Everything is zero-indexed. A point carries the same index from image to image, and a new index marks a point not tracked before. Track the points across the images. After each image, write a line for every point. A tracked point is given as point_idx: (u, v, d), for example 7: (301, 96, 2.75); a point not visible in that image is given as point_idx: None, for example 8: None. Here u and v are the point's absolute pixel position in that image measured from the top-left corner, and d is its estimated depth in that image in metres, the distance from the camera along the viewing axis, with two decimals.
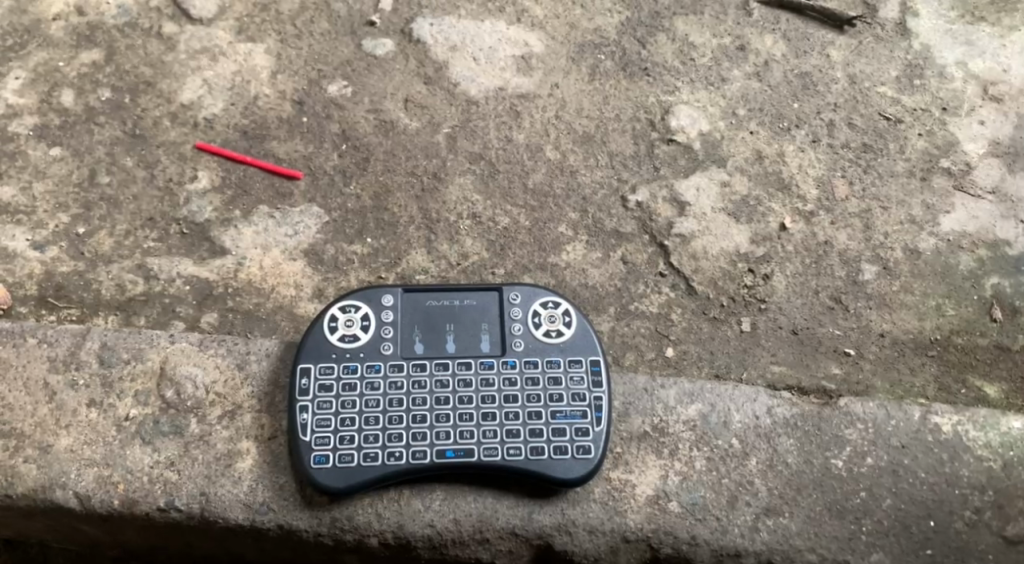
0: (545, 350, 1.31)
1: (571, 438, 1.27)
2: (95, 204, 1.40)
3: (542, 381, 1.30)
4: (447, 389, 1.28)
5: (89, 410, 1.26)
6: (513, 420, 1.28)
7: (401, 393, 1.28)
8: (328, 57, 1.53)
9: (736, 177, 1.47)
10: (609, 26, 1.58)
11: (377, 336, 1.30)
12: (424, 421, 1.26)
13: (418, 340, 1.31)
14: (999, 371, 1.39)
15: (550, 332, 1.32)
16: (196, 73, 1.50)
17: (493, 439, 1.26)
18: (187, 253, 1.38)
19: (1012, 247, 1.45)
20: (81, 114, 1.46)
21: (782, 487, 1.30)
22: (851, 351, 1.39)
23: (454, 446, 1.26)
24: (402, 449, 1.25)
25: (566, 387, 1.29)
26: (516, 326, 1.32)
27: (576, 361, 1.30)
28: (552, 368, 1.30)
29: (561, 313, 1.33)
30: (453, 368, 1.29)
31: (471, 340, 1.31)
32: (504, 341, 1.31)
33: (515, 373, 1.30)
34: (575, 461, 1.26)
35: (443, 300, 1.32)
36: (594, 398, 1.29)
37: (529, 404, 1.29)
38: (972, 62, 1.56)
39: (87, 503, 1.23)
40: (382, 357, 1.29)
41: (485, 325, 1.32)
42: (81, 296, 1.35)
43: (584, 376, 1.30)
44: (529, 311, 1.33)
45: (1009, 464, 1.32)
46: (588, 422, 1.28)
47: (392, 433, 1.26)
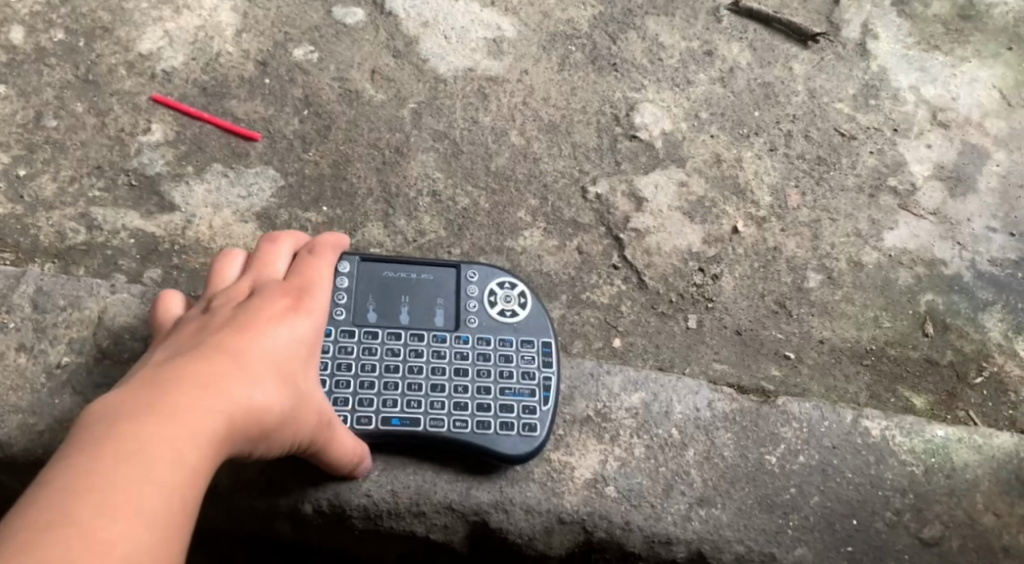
0: (498, 328, 1.29)
1: (517, 415, 1.24)
2: (39, 147, 1.38)
3: (493, 357, 1.27)
4: (398, 358, 1.26)
5: (18, 355, 1.24)
6: (462, 393, 1.25)
7: (350, 359, 1.25)
8: (295, 21, 1.50)
9: (694, 178, 1.48)
10: (581, 18, 1.58)
11: (329, 302, 1.27)
12: (371, 388, 1.24)
13: (370, 308, 1.28)
14: (926, 384, 1.42)
15: (506, 311, 1.29)
16: (157, 23, 1.47)
17: (440, 411, 1.24)
18: (134, 206, 1.36)
19: (948, 267, 1.49)
20: (30, 53, 1.43)
21: (717, 479, 1.32)
22: (791, 355, 1.42)
23: (400, 415, 1.23)
24: (347, 414, 1.22)
25: (516, 365, 1.27)
26: (471, 303, 1.29)
27: (529, 341, 1.28)
28: (505, 346, 1.27)
29: (520, 294, 1.30)
30: (404, 339, 1.27)
31: (425, 313, 1.29)
32: (458, 316, 1.29)
33: (467, 348, 1.27)
34: (519, 439, 1.23)
35: (399, 270, 1.29)
36: (544, 377, 1.26)
37: (479, 379, 1.26)
38: (924, 88, 1.59)
39: (8, 451, 1.20)
40: (334, 323, 1.26)
41: (440, 299, 1.29)
42: (18, 240, 1.33)
43: (535, 356, 1.27)
44: (486, 290, 1.30)
45: (930, 470, 1.34)
46: (535, 401, 1.25)
47: (337, 398, 1.23)
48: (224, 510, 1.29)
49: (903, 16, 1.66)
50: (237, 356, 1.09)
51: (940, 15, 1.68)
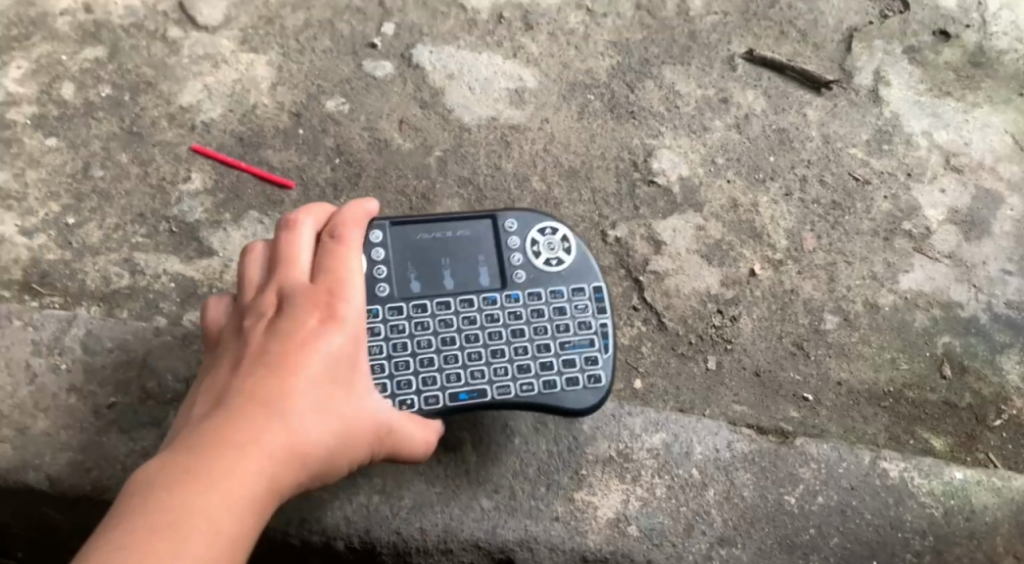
0: (545, 278, 1.29)
1: (581, 368, 1.25)
2: (86, 196, 1.45)
3: (547, 312, 1.27)
4: (452, 329, 1.26)
5: (68, 395, 1.31)
6: (523, 355, 1.26)
7: (404, 336, 1.25)
8: (328, 75, 1.54)
9: (711, 222, 1.51)
10: (600, 68, 1.58)
11: (370, 276, 1.27)
12: (432, 364, 1.24)
13: (413, 278, 1.28)
14: (945, 426, 1.46)
15: (550, 259, 1.29)
16: (197, 78, 1.52)
17: (505, 376, 1.24)
18: (175, 252, 1.43)
19: (964, 309, 1.52)
20: (79, 108, 1.49)
21: (736, 519, 1.35)
22: (809, 396, 1.45)
23: (466, 389, 1.24)
24: (413, 397, 1.22)
25: (571, 316, 1.27)
26: (514, 256, 1.29)
27: (579, 289, 1.28)
28: (557, 298, 1.28)
29: (557, 237, 1.30)
30: (454, 308, 1.27)
31: (469, 274, 1.29)
32: (503, 272, 1.29)
33: (518, 305, 1.28)
34: (588, 392, 1.25)
35: (433, 233, 1.29)
36: (600, 324, 1.27)
37: (537, 336, 1.27)
38: (936, 133, 1.59)
39: (59, 486, 1.28)
40: (378, 299, 1.26)
41: (481, 256, 1.29)
42: (66, 285, 1.41)
43: (588, 303, 1.28)
44: (527, 239, 1.30)
45: (950, 512, 1.38)
46: (596, 350, 1.26)
47: (401, 381, 1.23)
48: (262, 547, 1.35)
49: (915, 63, 1.64)
50: (275, 398, 1.13)
51: (951, 61, 1.65)
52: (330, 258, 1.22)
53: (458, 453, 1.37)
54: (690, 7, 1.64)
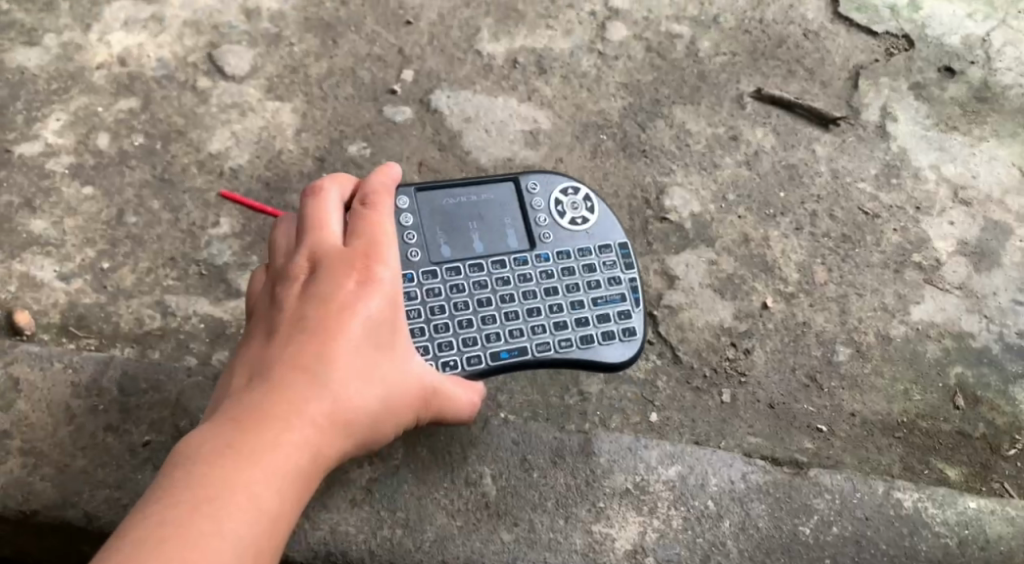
0: (572, 237, 1.36)
1: (615, 322, 1.33)
2: (120, 241, 1.49)
3: (577, 270, 1.35)
4: (487, 290, 1.32)
5: (106, 434, 1.36)
6: (558, 312, 1.33)
7: (442, 300, 1.31)
8: (350, 120, 1.57)
9: (723, 257, 1.55)
10: (612, 109, 1.61)
11: (401, 243, 1.32)
12: (470, 325, 1.31)
13: (443, 243, 1.33)
14: (960, 456, 1.48)
15: (575, 219, 1.37)
16: (225, 126, 1.55)
17: (543, 333, 1.32)
18: (204, 294, 1.48)
19: (975, 339, 1.54)
20: (114, 157, 1.52)
21: (752, 549, 1.38)
22: (823, 427, 1.48)
23: (507, 347, 1.30)
24: (457, 357, 1.28)
25: (601, 273, 1.35)
26: (541, 216, 1.36)
27: (606, 246, 1.36)
28: (585, 256, 1.36)
29: (579, 197, 1.38)
30: (487, 270, 1.33)
31: (497, 236, 1.35)
32: (531, 233, 1.36)
33: (549, 265, 1.35)
34: (624, 344, 1.33)
35: (459, 198, 1.35)
36: (628, 279, 1.35)
37: (570, 294, 1.34)
38: (944, 166, 1.62)
39: (97, 522, 1.33)
40: (412, 264, 1.31)
41: (508, 220, 1.36)
42: (101, 327, 1.45)
43: (616, 260, 1.36)
44: (552, 200, 1.37)
45: (964, 542, 1.40)
46: (628, 304, 1.34)
47: (442, 342, 1.29)
48: None
49: (921, 99, 1.67)
50: (317, 364, 1.17)
51: (957, 97, 1.68)
52: (364, 223, 1.26)
53: (479, 487, 1.39)
54: (699, 49, 1.67)
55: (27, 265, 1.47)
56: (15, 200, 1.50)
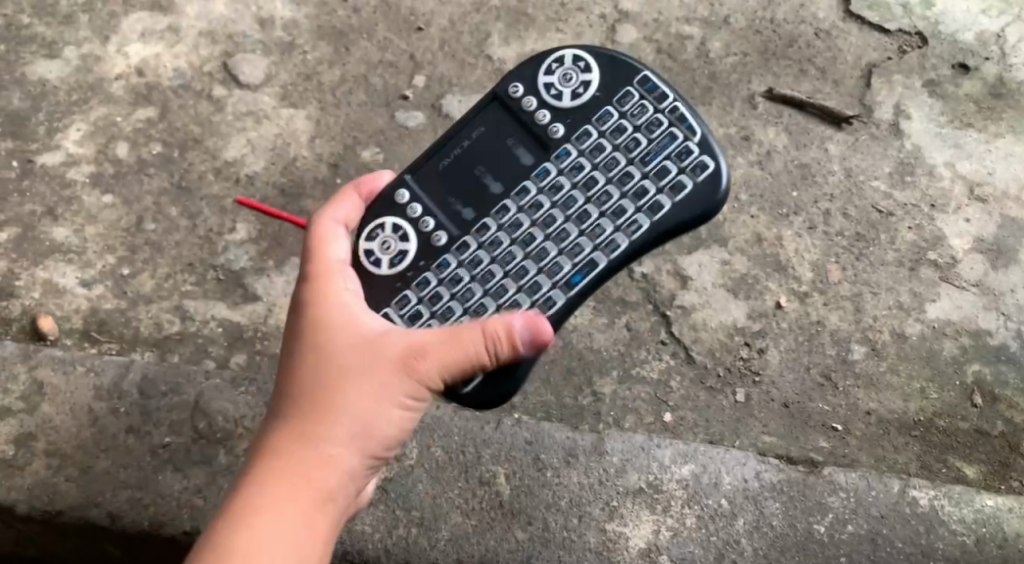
0: (582, 114, 1.21)
1: (674, 164, 1.19)
2: (140, 247, 1.51)
3: (608, 143, 1.20)
4: (527, 230, 1.19)
5: (128, 436, 1.33)
6: (611, 202, 1.19)
7: (498, 269, 1.19)
8: (363, 126, 1.59)
9: (736, 257, 1.55)
10: None
11: (420, 232, 1.20)
12: (528, 272, 1.19)
13: (467, 208, 1.20)
14: (978, 454, 1.47)
15: (575, 89, 1.21)
16: (241, 134, 1.57)
17: (604, 232, 1.18)
18: (221, 298, 1.49)
19: (993, 337, 1.53)
20: (133, 165, 1.55)
21: (766, 548, 1.37)
22: (838, 426, 1.47)
23: (576, 270, 1.18)
24: (531, 306, 1.18)
25: (632, 128, 1.20)
26: (540, 114, 1.21)
27: (626, 94, 1.21)
28: (607, 119, 1.20)
29: (570, 63, 1.21)
30: (525, 205, 1.20)
31: (510, 163, 1.21)
32: (542, 138, 1.21)
33: (574, 157, 1.20)
34: (694, 172, 1.18)
35: (450, 154, 1.21)
36: (663, 112, 1.20)
37: (613, 174, 1.20)
38: (959, 164, 1.62)
39: (118, 523, 1.30)
40: (444, 247, 1.20)
41: (512, 139, 1.21)
42: (121, 332, 1.47)
43: (641, 103, 1.21)
44: (540, 86, 1.22)
45: (981, 540, 1.38)
46: (680, 136, 1.20)
47: (507, 301, 1.18)
48: None
49: (935, 96, 1.66)
50: (297, 383, 1.11)
51: (970, 93, 1.67)
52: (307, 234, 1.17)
53: (493, 486, 1.38)
54: (710, 49, 1.67)
55: (49, 272, 1.49)
56: (37, 209, 1.52)
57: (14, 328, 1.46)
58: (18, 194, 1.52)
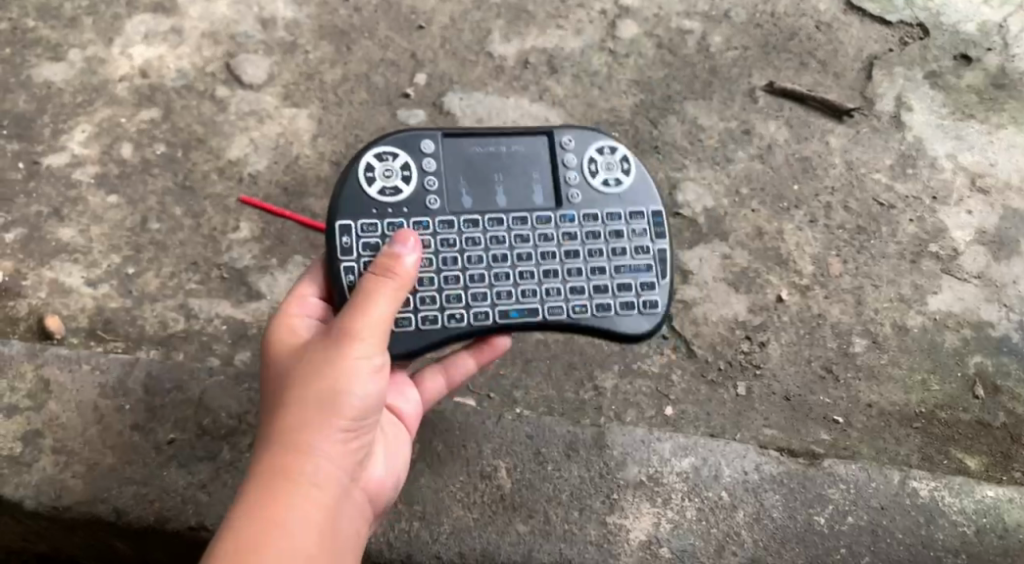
0: (602, 200, 1.27)
1: (636, 293, 1.25)
2: (145, 247, 1.52)
3: (603, 234, 1.26)
4: (504, 246, 1.25)
5: (133, 433, 1.35)
6: (576, 277, 1.25)
7: (457, 249, 1.24)
8: (365, 124, 1.60)
9: (737, 251, 1.55)
10: (624, 106, 1.63)
11: (422, 189, 1.26)
12: (481, 281, 1.24)
13: (465, 193, 1.26)
14: (979, 446, 1.46)
15: (608, 180, 1.28)
16: (243, 133, 1.59)
17: (557, 297, 1.24)
18: (225, 296, 1.51)
19: (995, 328, 1.53)
20: (137, 165, 1.56)
21: (767, 540, 1.35)
22: (840, 419, 1.47)
23: (517, 307, 1.24)
24: (463, 312, 1.23)
25: (628, 240, 1.26)
26: (571, 175, 1.27)
27: (637, 213, 1.27)
28: (613, 220, 1.27)
29: (613, 157, 1.28)
30: (508, 224, 1.25)
31: (524, 191, 1.27)
32: (559, 192, 1.27)
33: (573, 227, 1.26)
34: (641, 317, 1.25)
35: (485, 146, 1.27)
36: (656, 250, 1.26)
37: (592, 258, 1.25)
38: (961, 155, 1.62)
39: (125, 518, 1.32)
40: (432, 212, 1.25)
41: (537, 174, 1.27)
42: (127, 331, 1.48)
43: (645, 228, 1.27)
44: (585, 158, 1.28)
45: (982, 530, 1.37)
46: (653, 276, 1.26)
47: (451, 294, 1.23)
48: None
49: (937, 88, 1.67)
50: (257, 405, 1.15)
51: (973, 85, 1.68)
52: None
53: (494, 479, 1.35)
54: (710, 44, 1.68)
55: (56, 272, 1.50)
56: (43, 210, 1.53)
57: (21, 328, 1.47)
58: (24, 196, 1.54)
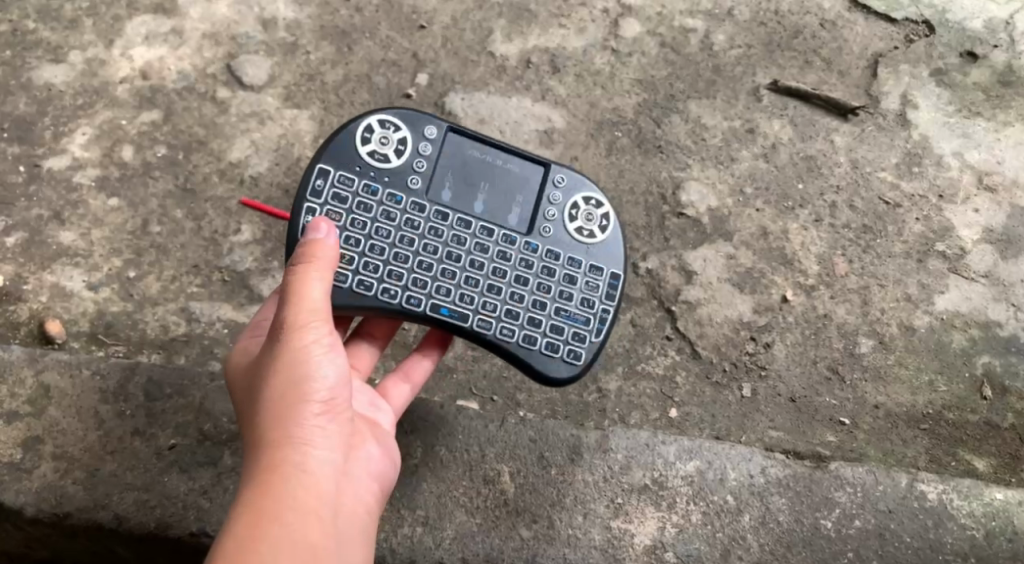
0: (571, 245, 1.31)
1: (566, 340, 1.29)
2: (146, 250, 1.52)
3: (557, 274, 1.30)
4: (461, 248, 1.29)
5: (134, 438, 1.34)
6: (515, 303, 1.29)
7: (415, 233, 1.28)
8: None
9: (742, 251, 1.53)
10: (627, 105, 1.62)
11: (409, 167, 1.30)
12: (427, 271, 1.28)
13: (446, 188, 1.30)
14: (988, 447, 1.45)
15: (583, 230, 1.32)
16: (245, 135, 1.58)
17: (491, 313, 1.28)
18: (226, 300, 1.50)
19: (1003, 328, 1.51)
20: (138, 168, 1.56)
21: (773, 544, 1.34)
22: (846, 420, 1.45)
23: (449, 306, 1.27)
24: (398, 290, 1.26)
25: (578, 290, 1.30)
26: (550, 212, 1.32)
27: (597, 268, 1.31)
28: (569, 266, 1.31)
29: (597, 210, 1.32)
30: (472, 230, 1.29)
31: (501, 207, 1.31)
32: (535, 220, 1.31)
33: (533, 257, 1.30)
34: (562, 363, 1.29)
35: (484, 153, 1.32)
36: (600, 309, 1.30)
37: (537, 293, 1.30)
38: (968, 154, 1.61)
39: (126, 524, 1.31)
40: (410, 191, 1.29)
41: (520, 198, 1.31)
42: (128, 334, 1.48)
43: (599, 285, 1.31)
44: (569, 202, 1.32)
45: (991, 533, 1.36)
46: (588, 331, 1.30)
47: (394, 272, 1.27)
48: None
49: (942, 85, 1.65)
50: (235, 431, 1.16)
51: (980, 82, 1.67)
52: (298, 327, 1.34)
53: (497, 484, 1.34)
54: (713, 42, 1.67)
55: (56, 276, 1.50)
56: (44, 213, 1.53)
57: (22, 333, 1.47)
58: (25, 199, 1.53)
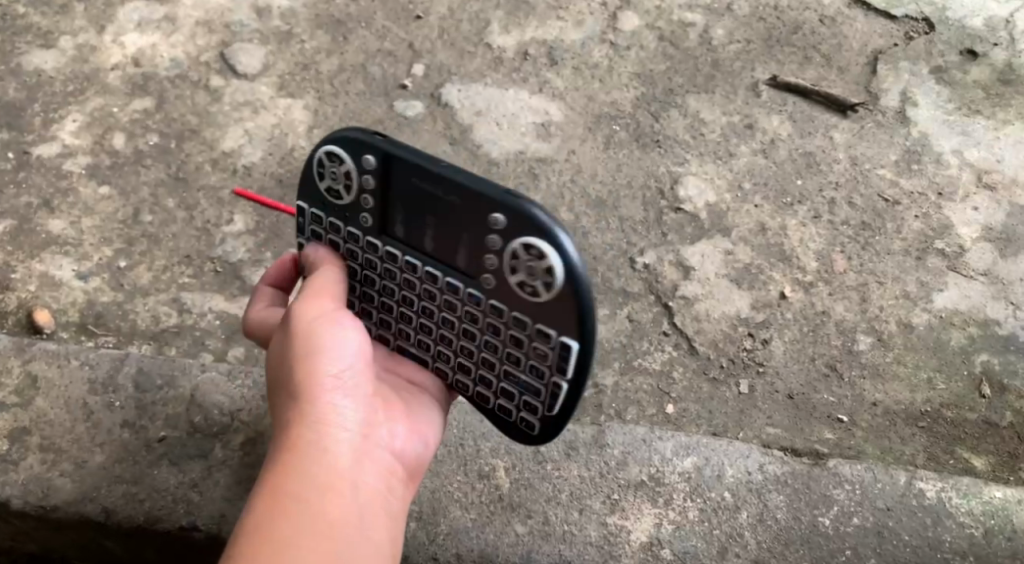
0: (517, 298, 1.04)
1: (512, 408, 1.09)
2: (137, 240, 1.49)
3: (502, 335, 1.07)
4: None
5: (123, 430, 1.31)
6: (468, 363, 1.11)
7: None
8: (362, 116, 1.57)
9: (740, 247, 1.52)
10: (625, 99, 1.61)
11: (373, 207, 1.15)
12: None
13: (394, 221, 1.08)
14: (986, 445, 1.43)
15: (528, 286, 1.03)
16: (238, 124, 1.56)
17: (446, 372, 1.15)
18: (219, 291, 1.47)
19: (1002, 327, 1.50)
20: (130, 157, 1.53)
21: (771, 541, 1.31)
22: (844, 418, 1.43)
23: None
24: None
25: (525, 354, 1.06)
26: (491, 259, 1.04)
27: (546, 332, 1.04)
28: (515, 325, 1.05)
29: (540, 264, 1.01)
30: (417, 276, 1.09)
31: (445, 244, 1.06)
32: (478, 265, 1.05)
33: (479, 313, 1.07)
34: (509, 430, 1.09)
35: (418, 176, 1.05)
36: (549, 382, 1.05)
37: (482, 355, 1.09)
38: (967, 152, 1.60)
39: (114, 518, 1.28)
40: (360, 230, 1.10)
41: (461, 235, 1.05)
42: (118, 325, 1.44)
43: (549, 352, 1.05)
44: (514, 246, 1.02)
45: (990, 532, 1.33)
46: (540, 403, 1.07)
47: None
48: None
49: (942, 83, 1.65)
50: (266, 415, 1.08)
51: (979, 80, 1.66)
52: None
53: (492, 479, 1.32)
54: (713, 36, 1.67)
55: (45, 265, 1.47)
56: (33, 201, 1.50)
57: (10, 322, 1.43)
58: (14, 186, 1.51)
